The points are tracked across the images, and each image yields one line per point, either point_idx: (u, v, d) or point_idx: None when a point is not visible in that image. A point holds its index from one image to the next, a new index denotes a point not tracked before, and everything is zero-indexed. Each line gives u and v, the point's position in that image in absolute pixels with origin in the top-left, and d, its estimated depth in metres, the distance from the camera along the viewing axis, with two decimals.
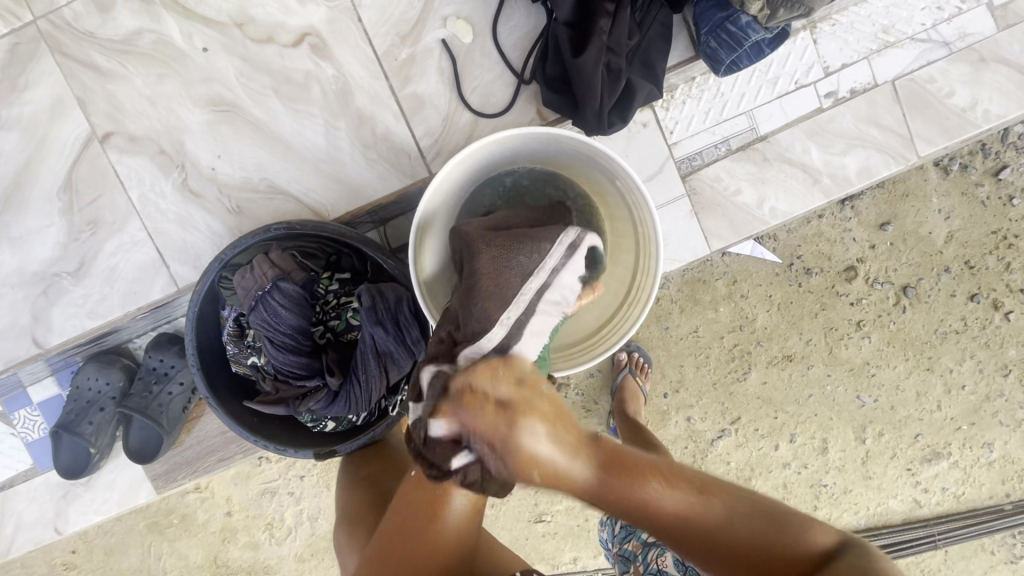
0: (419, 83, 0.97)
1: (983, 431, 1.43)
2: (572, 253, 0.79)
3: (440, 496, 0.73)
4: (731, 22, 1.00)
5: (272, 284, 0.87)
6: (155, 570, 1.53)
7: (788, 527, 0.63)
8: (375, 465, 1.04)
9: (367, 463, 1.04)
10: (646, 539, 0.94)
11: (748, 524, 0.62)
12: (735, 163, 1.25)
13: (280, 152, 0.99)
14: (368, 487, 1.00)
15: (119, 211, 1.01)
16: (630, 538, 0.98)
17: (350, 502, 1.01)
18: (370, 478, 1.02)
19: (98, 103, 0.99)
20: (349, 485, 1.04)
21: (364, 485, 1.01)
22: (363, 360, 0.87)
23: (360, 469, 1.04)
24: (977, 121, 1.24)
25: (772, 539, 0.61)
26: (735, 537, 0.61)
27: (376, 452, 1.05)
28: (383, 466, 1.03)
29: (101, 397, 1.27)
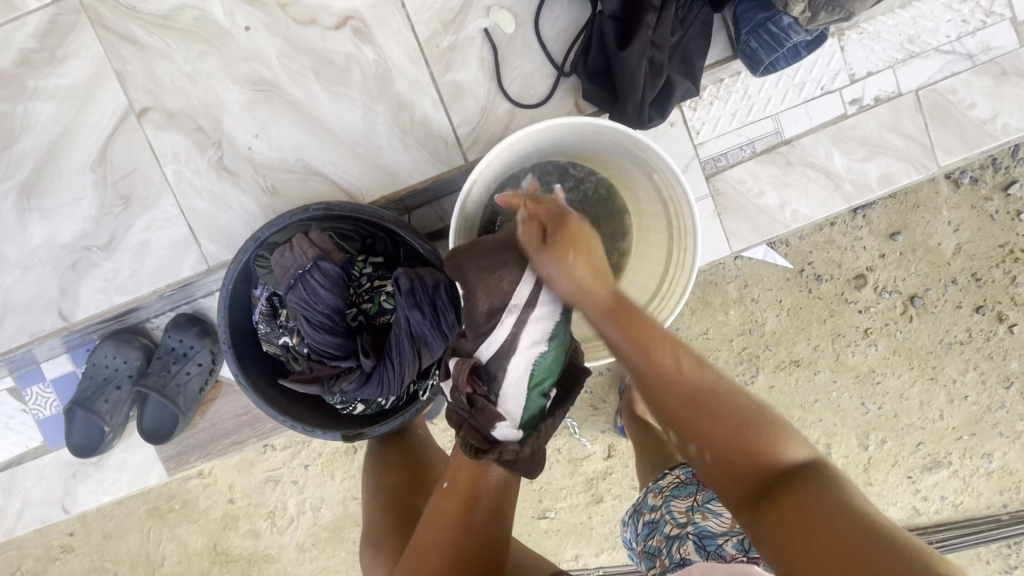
0: (459, 71, 0.98)
1: (983, 442, 1.45)
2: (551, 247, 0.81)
3: (475, 485, 0.83)
4: (773, 23, 1.00)
5: (312, 263, 0.87)
6: (154, 554, 1.52)
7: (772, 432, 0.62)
8: (394, 476, 1.04)
9: (388, 474, 1.05)
10: (669, 532, 0.92)
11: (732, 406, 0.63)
12: (758, 165, 1.27)
13: (317, 135, 0.99)
14: (390, 505, 1.00)
15: (153, 187, 1.01)
16: (654, 534, 0.96)
17: (371, 523, 0.99)
18: (388, 491, 1.02)
19: (137, 78, 0.98)
20: (371, 505, 1.03)
21: (383, 502, 1.01)
22: (397, 343, 0.87)
23: (378, 482, 1.05)
24: (996, 133, 1.26)
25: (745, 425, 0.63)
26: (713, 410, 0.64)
27: (396, 463, 1.06)
28: (402, 474, 1.04)
29: (118, 375, 1.26)
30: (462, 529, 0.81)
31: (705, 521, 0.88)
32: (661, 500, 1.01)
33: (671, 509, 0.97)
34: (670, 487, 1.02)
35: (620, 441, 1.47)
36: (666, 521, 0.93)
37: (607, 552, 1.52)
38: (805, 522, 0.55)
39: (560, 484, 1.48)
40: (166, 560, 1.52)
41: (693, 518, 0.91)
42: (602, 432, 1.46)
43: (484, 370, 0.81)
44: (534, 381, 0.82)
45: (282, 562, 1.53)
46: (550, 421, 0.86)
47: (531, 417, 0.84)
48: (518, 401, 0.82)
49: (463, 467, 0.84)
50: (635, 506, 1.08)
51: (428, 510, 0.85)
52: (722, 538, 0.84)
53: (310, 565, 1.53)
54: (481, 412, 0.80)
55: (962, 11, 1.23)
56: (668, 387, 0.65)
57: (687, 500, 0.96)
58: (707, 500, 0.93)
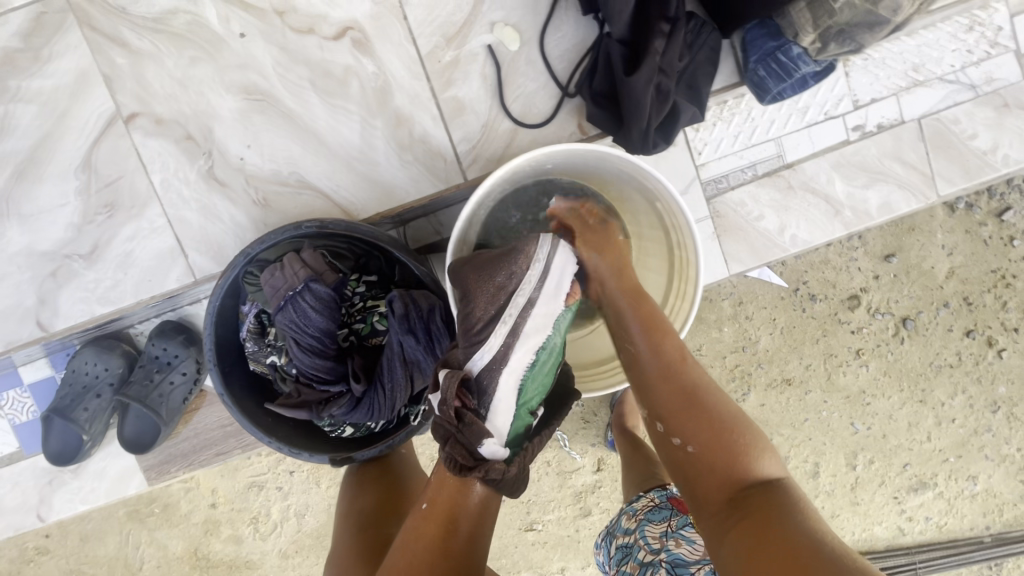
0: (460, 88, 0.96)
1: (968, 464, 1.45)
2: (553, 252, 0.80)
3: (455, 506, 0.78)
4: (783, 52, 0.98)
5: (302, 285, 0.84)
6: (131, 560, 1.48)
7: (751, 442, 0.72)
8: (371, 497, 1.00)
9: (363, 494, 1.01)
10: (642, 559, 0.91)
11: (721, 409, 0.74)
12: (760, 188, 1.26)
13: (312, 147, 0.96)
14: (362, 529, 0.95)
15: (139, 195, 0.97)
16: (628, 560, 0.95)
17: (342, 548, 0.94)
18: (363, 514, 0.98)
19: (126, 82, 0.95)
20: (346, 528, 0.98)
21: (357, 526, 0.96)
22: (389, 368, 0.85)
23: (354, 503, 1.00)
24: (996, 164, 1.26)
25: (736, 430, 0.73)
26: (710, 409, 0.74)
27: (374, 482, 1.02)
28: (378, 494, 1.00)
29: (98, 383, 1.22)
30: (439, 552, 0.76)
31: (678, 547, 0.88)
32: (635, 524, 0.99)
33: (645, 534, 0.95)
34: (644, 509, 1.01)
35: (610, 455, 1.45)
36: (640, 547, 0.93)
37: (593, 565, 1.49)
38: (768, 522, 0.64)
39: (548, 497, 1.45)
40: (144, 565, 1.48)
41: (667, 545, 0.89)
42: (592, 445, 1.44)
43: (475, 383, 0.77)
44: (522, 397, 0.79)
45: (264, 569, 1.49)
46: (534, 441, 0.82)
47: (516, 434, 0.80)
48: (507, 416, 0.77)
49: (442, 486, 0.79)
50: (609, 528, 1.07)
51: (401, 533, 0.79)
52: (694, 566, 0.83)
53: (292, 572, 1.49)
54: (470, 429, 0.74)
55: (967, 40, 1.22)
56: (672, 377, 0.77)
57: (660, 526, 0.95)
58: (681, 526, 0.93)
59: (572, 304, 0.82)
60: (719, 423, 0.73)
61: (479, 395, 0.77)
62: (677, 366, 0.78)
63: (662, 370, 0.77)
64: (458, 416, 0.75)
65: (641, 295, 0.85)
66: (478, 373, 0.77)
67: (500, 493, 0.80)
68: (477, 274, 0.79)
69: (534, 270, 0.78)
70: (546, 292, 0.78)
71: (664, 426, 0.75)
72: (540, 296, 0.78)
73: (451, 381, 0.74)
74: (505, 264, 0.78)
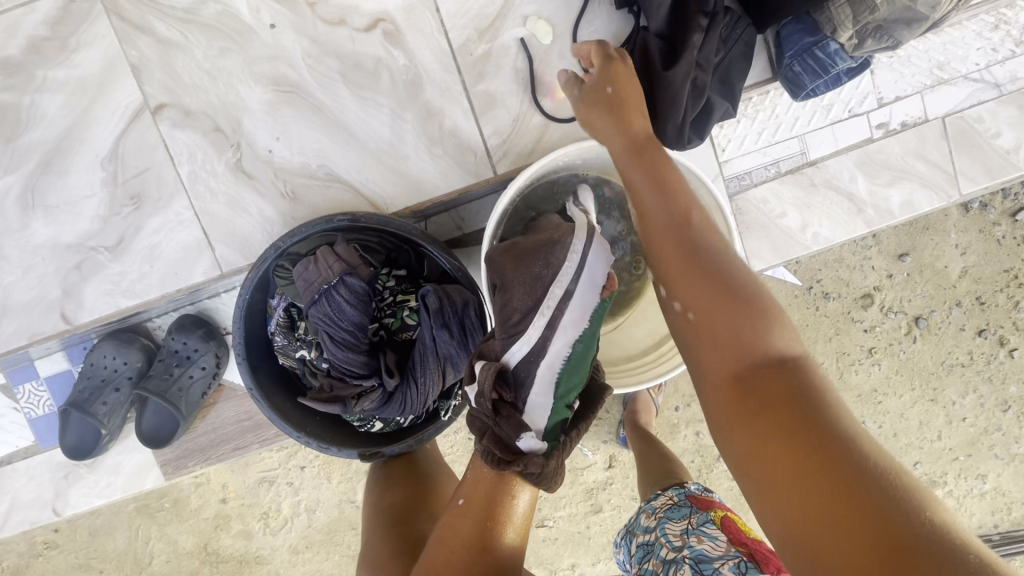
0: (492, 81, 0.95)
1: (978, 463, 1.44)
2: (593, 241, 0.76)
3: (493, 503, 0.78)
4: (819, 48, 0.97)
5: (337, 278, 0.83)
6: (141, 554, 1.47)
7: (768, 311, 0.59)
8: (400, 492, 1.00)
9: (392, 492, 1.00)
10: (663, 556, 0.89)
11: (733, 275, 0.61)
12: (781, 186, 1.25)
13: (341, 140, 0.95)
14: (392, 523, 0.95)
15: (166, 187, 0.96)
16: (648, 557, 0.93)
17: (373, 543, 0.94)
18: (393, 509, 0.97)
19: (154, 73, 0.94)
20: (375, 523, 0.97)
21: (388, 519, 0.96)
22: (421, 361, 0.84)
23: (383, 498, 1.00)
24: (1017, 164, 1.26)
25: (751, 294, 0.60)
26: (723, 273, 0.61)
27: (401, 482, 1.01)
28: (408, 492, 1.00)
29: (117, 377, 1.21)
30: (476, 549, 0.76)
31: (700, 543, 0.87)
32: (654, 522, 0.98)
33: (665, 532, 0.94)
34: (663, 508, 1.00)
35: (622, 452, 1.44)
36: (662, 544, 0.91)
37: (603, 562, 1.49)
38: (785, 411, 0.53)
39: (560, 493, 1.45)
40: (154, 559, 1.48)
41: (689, 542, 0.88)
42: (605, 442, 1.44)
43: (512, 375, 0.75)
44: (560, 390, 0.76)
45: (273, 564, 1.48)
46: (573, 435, 0.79)
47: (554, 429, 0.77)
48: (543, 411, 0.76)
49: (478, 483, 0.79)
50: (628, 526, 1.06)
51: (439, 529, 0.80)
52: (718, 561, 0.82)
53: (302, 567, 1.49)
54: (507, 421, 0.74)
55: (992, 40, 1.22)
56: (677, 240, 0.64)
57: (681, 523, 0.94)
58: (702, 523, 0.92)
59: (609, 296, 0.78)
60: (728, 290, 0.60)
61: (515, 388, 0.75)
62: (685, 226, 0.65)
63: (669, 230, 0.65)
64: (495, 408, 0.75)
65: (645, 146, 0.72)
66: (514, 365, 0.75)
67: (542, 487, 0.77)
68: (516, 263, 0.77)
69: (571, 262, 0.74)
70: (586, 283, 0.74)
71: (666, 290, 0.65)
72: (575, 287, 0.74)
73: (489, 371, 0.74)
74: (542, 255, 0.76)
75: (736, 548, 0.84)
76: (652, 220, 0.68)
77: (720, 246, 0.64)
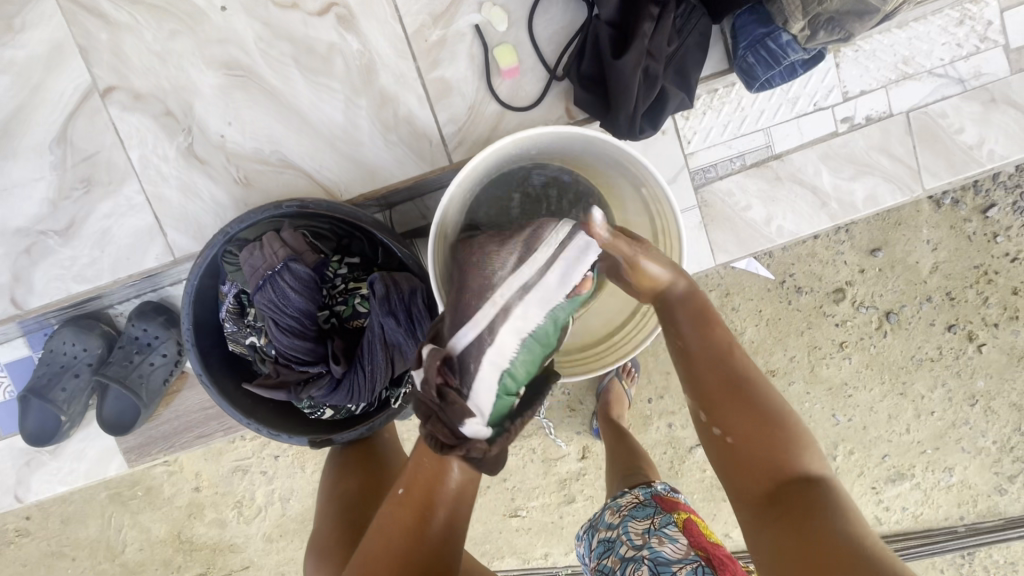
0: (447, 68, 0.96)
1: (945, 456, 1.45)
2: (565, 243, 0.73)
3: (432, 491, 0.76)
4: (771, 39, 1.00)
5: (282, 265, 0.85)
6: (114, 542, 1.47)
7: (799, 445, 0.68)
8: (356, 477, 1.00)
9: (346, 480, 1.00)
10: (624, 554, 0.88)
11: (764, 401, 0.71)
12: (748, 178, 1.26)
13: (294, 126, 0.97)
14: (345, 507, 0.96)
15: (116, 170, 0.98)
16: (609, 554, 0.91)
17: (324, 525, 0.95)
18: (345, 494, 0.98)
19: (102, 54, 0.95)
20: (330, 506, 0.98)
21: (340, 505, 0.97)
22: (370, 349, 0.85)
23: (337, 486, 1.00)
24: (982, 160, 1.26)
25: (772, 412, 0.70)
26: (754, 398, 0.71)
27: (358, 469, 1.01)
28: (363, 479, 1.00)
29: (76, 363, 1.20)
30: (416, 539, 0.75)
31: (661, 546, 0.85)
32: (617, 519, 0.95)
33: (628, 529, 0.92)
34: (628, 505, 0.96)
35: (595, 444, 1.43)
36: (622, 543, 0.89)
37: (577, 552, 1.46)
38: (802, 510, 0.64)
39: (533, 483, 1.43)
40: (127, 547, 1.47)
41: (650, 541, 0.86)
42: (578, 433, 1.42)
43: (458, 362, 0.69)
44: (505, 378, 0.70)
45: (248, 552, 1.48)
46: (518, 421, 0.72)
47: (499, 415, 0.71)
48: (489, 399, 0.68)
49: (419, 472, 0.77)
50: (591, 520, 1.03)
51: (379, 517, 0.78)
52: (676, 565, 0.81)
53: (276, 556, 1.48)
54: (451, 409, 0.67)
55: (957, 35, 1.22)
56: (714, 373, 0.73)
57: (644, 522, 0.91)
58: (664, 525, 0.89)
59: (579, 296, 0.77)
60: (757, 418, 0.70)
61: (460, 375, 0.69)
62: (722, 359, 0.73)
63: (707, 366, 0.73)
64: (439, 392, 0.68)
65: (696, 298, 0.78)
66: (460, 353, 0.69)
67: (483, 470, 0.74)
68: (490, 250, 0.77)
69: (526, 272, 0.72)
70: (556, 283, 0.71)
71: (705, 415, 0.73)
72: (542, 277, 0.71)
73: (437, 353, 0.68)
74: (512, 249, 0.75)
75: (695, 551, 0.82)
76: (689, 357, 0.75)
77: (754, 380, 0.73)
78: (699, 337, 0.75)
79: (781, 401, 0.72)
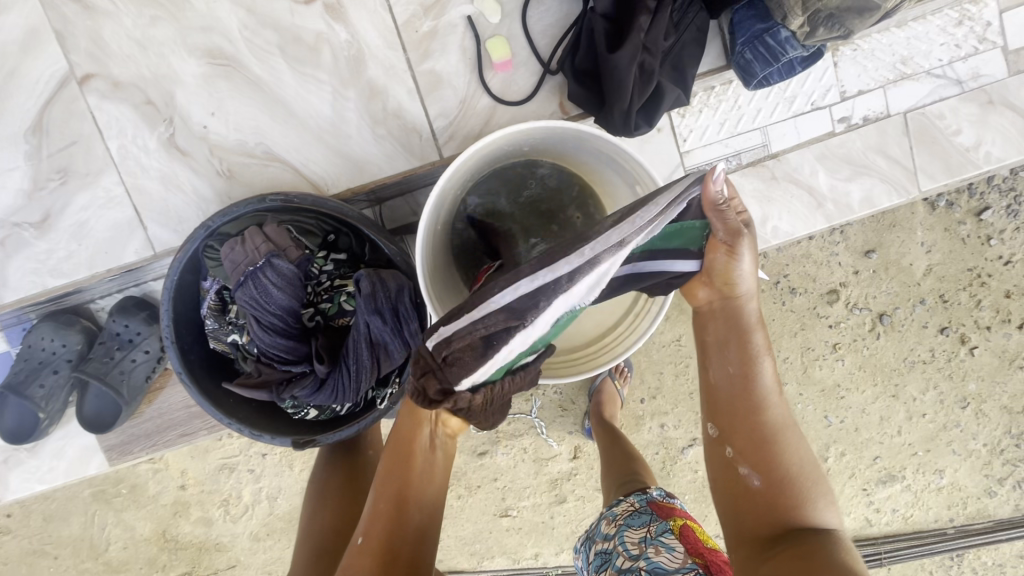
0: (437, 60, 0.94)
1: (936, 458, 1.45)
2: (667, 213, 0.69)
3: (391, 532, 0.76)
4: (770, 35, 0.99)
5: (264, 260, 0.83)
6: (97, 540, 1.44)
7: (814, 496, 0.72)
8: (333, 514, 0.97)
9: (325, 510, 0.98)
10: (620, 566, 0.85)
11: (793, 449, 0.75)
12: (744, 178, 1.24)
13: (280, 117, 0.94)
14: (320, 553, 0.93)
15: (95, 161, 0.95)
16: (606, 567, 0.88)
17: None
18: (323, 532, 0.95)
19: (79, 40, 0.92)
20: (305, 550, 0.94)
21: (312, 554, 0.93)
22: (355, 349, 0.83)
23: (316, 518, 0.98)
24: (978, 162, 1.25)
25: (800, 461, 0.74)
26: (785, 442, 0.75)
27: (342, 489, 1.00)
28: (341, 512, 0.97)
29: (56, 359, 1.17)
30: None
31: (658, 556, 0.82)
32: (613, 529, 0.93)
33: (623, 540, 0.89)
34: (623, 514, 0.94)
35: (587, 443, 1.41)
36: (619, 554, 0.87)
37: (567, 552, 1.45)
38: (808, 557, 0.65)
39: (524, 483, 1.41)
40: (110, 545, 1.44)
41: (646, 551, 0.84)
42: (570, 433, 1.40)
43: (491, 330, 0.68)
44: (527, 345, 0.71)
45: (234, 551, 1.46)
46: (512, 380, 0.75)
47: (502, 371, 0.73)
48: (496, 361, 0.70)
49: (377, 518, 0.77)
50: (588, 532, 1.01)
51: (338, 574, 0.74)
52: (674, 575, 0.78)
53: (263, 555, 1.46)
54: (452, 368, 0.70)
55: (955, 35, 1.21)
56: (750, 413, 0.76)
57: (640, 531, 0.88)
58: (661, 533, 0.86)
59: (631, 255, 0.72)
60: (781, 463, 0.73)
61: (486, 343, 0.69)
62: (758, 401, 0.76)
63: (744, 405, 0.76)
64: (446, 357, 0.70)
65: (753, 334, 0.78)
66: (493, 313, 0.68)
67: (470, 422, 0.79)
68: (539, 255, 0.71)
69: (583, 255, 0.67)
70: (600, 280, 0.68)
71: (732, 450, 0.76)
72: (607, 261, 0.67)
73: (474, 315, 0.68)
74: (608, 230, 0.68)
75: (693, 560, 0.79)
76: (726, 392, 0.78)
77: (788, 428, 0.76)
78: (743, 374, 0.77)
79: (808, 453, 0.75)
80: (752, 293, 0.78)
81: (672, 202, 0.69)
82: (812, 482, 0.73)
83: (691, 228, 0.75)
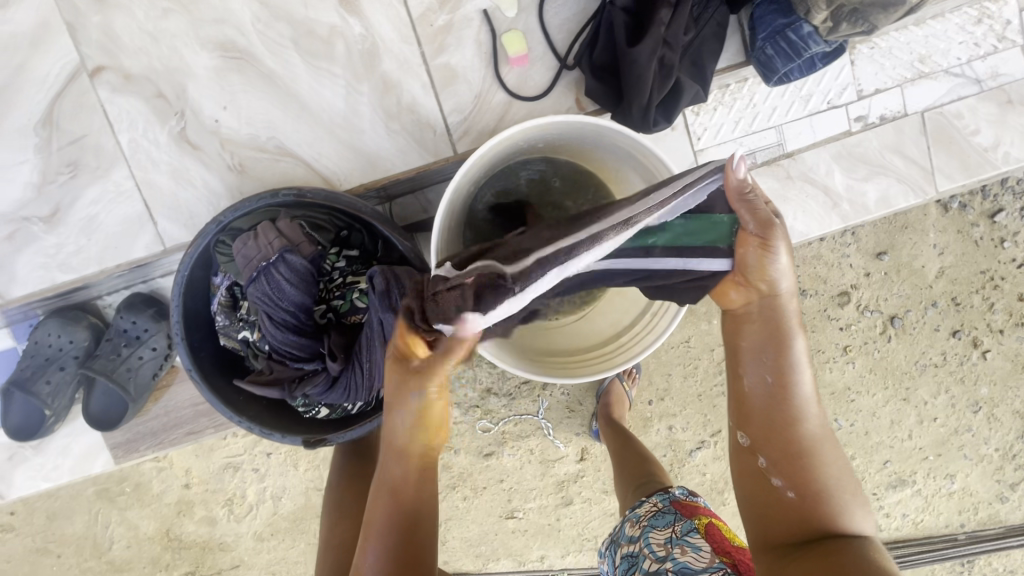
0: (452, 54, 0.93)
1: (948, 463, 1.43)
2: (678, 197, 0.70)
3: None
4: (792, 30, 0.98)
5: (277, 256, 0.82)
6: (100, 538, 1.43)
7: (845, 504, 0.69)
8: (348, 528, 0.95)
9: (341, 527, 0.96)
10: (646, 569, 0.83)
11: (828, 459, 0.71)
12: (757, 177, 1.23)
13: (292, 111, 0.93)
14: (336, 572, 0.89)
15: (105, 155, 0.94)
16: (632, 571, 0.86)
17: None
18: (339, 546, 0.93)
19: (91, 32, 0.91)
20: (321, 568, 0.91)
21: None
22: (369, 346, 0.80)
23: (332, 532, 0.96)
24: (996, 162, 1.24)
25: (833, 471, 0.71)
26: (818, 454, 0.71)
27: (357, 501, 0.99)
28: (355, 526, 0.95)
29: (62, 356, 1.16)
30: None
31: (683, 556, 0.80)
32: (638, 531, 0.91)
33: (649, 541, 0.87)
34: (647, 515, 0.93)
35: (594, 445, 1.39)
36: (645, 556, 0.84)
37: (573, 554, 1.44)
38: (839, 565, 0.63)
39: (531, 485, 1.40)
40: (113, 544, 1.43)
41: (672, 552, 0.81)
42: (578, 435, 1.38)
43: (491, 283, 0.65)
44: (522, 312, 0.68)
45: (237, 551, 1.44)
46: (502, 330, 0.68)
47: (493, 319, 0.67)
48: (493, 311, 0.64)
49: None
50: (613, 535, 0.99)
51: None
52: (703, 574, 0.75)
53: (267, 555, 1.45)
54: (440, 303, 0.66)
55: (974, 33, 1.20)
56: (784, 424, 0.72)
57: (665, 531, 0.87)
58: (686, 532, 0.85)
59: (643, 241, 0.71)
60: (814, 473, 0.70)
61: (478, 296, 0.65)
62: (793, 412, 0.72)
63: (777, 416, 0.72)
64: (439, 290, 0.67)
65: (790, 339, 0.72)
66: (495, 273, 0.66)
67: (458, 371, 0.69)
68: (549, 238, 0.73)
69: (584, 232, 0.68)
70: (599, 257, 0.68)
71: (763, 460, 0.73)
72: (610, 238, 0.67)
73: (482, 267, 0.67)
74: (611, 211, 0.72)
75: (719, 559, 0.77)
76: (759, 402, 0.73)
77: (823, 438, 0.72)
78: (778, 384, 0.72)
79: (843, 463, 0.72)
80: (791, 293, 0.71)
81: (679, 188, 0.70)
82: (844, 490, 0.71)
83: (718, 223, 0.71)
